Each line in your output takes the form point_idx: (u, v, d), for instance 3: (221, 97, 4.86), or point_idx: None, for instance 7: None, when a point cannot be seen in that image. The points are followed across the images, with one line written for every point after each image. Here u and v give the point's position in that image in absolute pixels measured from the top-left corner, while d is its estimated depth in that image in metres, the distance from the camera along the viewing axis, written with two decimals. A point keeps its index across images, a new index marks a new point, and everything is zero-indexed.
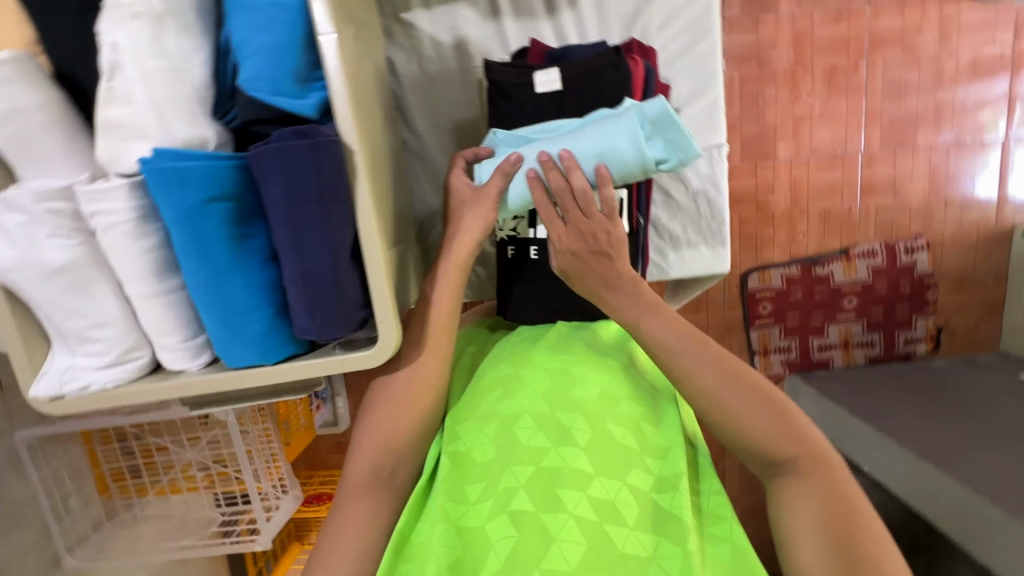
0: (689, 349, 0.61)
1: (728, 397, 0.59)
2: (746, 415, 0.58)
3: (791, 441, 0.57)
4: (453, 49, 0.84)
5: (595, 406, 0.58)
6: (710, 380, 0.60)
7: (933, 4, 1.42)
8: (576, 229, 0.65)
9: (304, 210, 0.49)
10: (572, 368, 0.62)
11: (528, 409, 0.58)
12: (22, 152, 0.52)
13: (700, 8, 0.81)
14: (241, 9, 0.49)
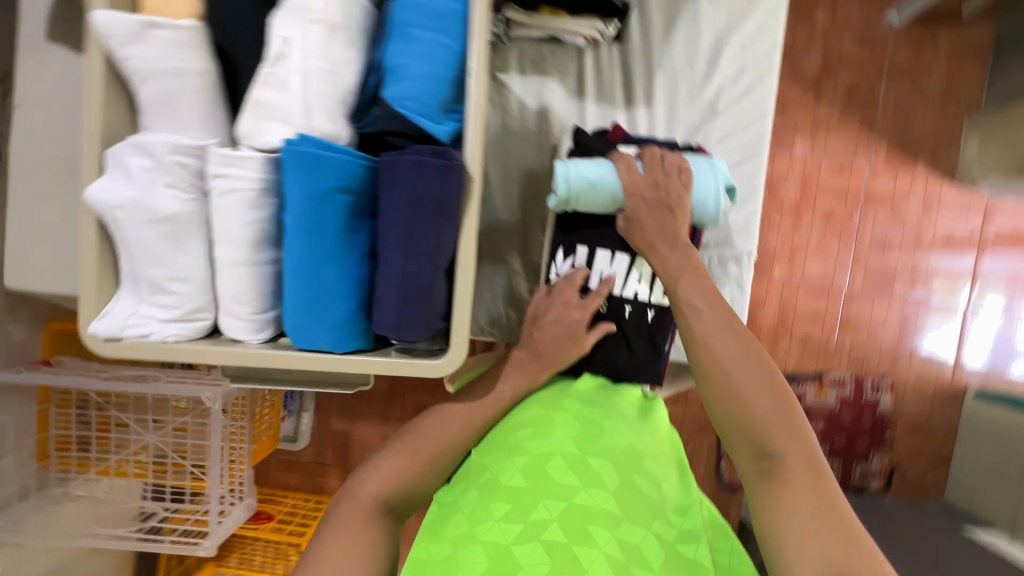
0: (712, 322, 0.62)
1: (738, 371, 0.58)
2: (752, 395, 0.56)
3: (790, 437, 0.55)
4: (536, 114, 0.94)
5: (623, 457, 0.61)
6: (726, 353, 0.59)
7: (920, 178, 1.66)
8: (653, 178, 0.74)
9: (421, 218, 0.53)
10: (601, 422, 0.66)
11: (560, 450, 0.60)
12: (168, 108, 0.56)
13: (754, 134, 0.93)
14: (411, 40, 0.56)
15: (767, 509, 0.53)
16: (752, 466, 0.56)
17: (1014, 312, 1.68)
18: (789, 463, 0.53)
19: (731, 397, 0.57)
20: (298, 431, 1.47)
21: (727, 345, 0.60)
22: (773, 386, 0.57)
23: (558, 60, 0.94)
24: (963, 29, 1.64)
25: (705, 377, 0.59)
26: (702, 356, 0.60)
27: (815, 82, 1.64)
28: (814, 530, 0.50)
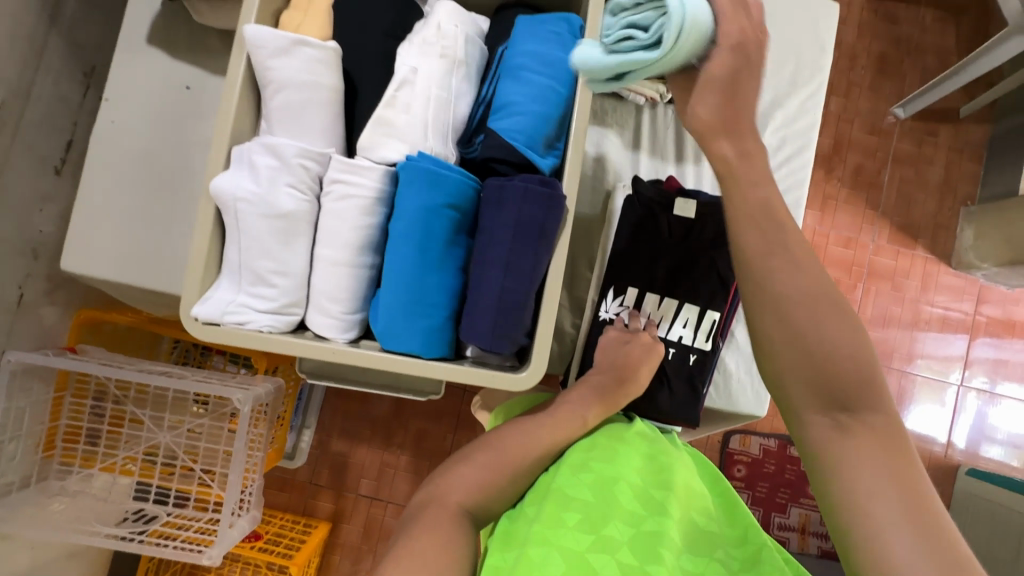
0: (783, 256, 0.46)
1: (809, 305, 0.45)
2: (826, 337, 0.44)
3: (863, 384, 0.45)
4: (594, 161, 1.00)
5: (683, 490, 0.63)
6: (795, 283, 0.46)
7: (919, 258, 1.77)
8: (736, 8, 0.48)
9: (524, 240, 0.58)
10: (661, 455, 0.68)
11: (626, 477, 0.62)
12: (295, 116, 0.61)
13: (792, 200, 1.01)
14: (523, 83, 0.62)
15: (845, 478, 0.44)
16: (819, 422, 0.46)
17: (1003, 395, 1.75)
18: (867, 417, 0.44)
19: (805, 351, 0.45)
20: (297, 448, 1.33)
21: (806, 287, 0.46)
22: (856, 336, 0.45)
23: (617, 114, 1.02)
24: (960, 129, 1.80)
25: (773, 327, 0.46)
26: (775, 303, 0.46)
27: (826, 160, 1.77)
28: (904, 504, 0.42)
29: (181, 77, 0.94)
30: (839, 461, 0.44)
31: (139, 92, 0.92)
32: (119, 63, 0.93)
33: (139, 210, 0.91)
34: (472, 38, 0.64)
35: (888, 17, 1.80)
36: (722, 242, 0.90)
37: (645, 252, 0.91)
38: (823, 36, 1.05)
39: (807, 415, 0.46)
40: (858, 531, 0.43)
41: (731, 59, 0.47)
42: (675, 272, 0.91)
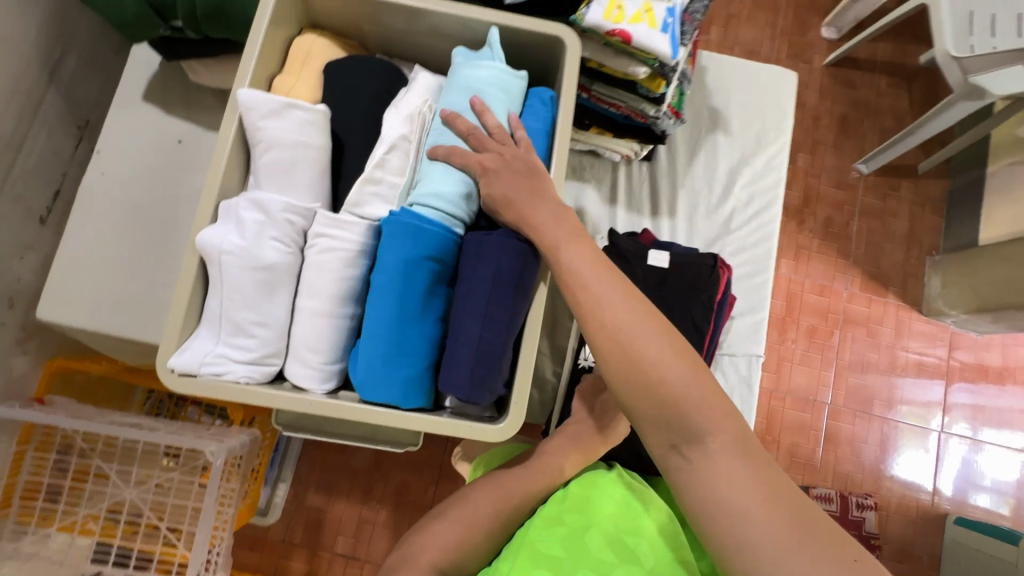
0: (609, 294, 0.54)
1: (636, 338, 0.52)
2: (655, 360, 0.51)
3: (699, 392, 0.51)
4: (574, 214, 1.05)
5: (660, 534, 0.61)
6: (619, 317, 0.53)
7: (892, 306, 1.83)
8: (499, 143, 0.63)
9: (503, 292, 0.60)
10: (638, 497, 0.67)
11: (597, 523, 0.61)
12: (281, 173, 0.63)
13: (763, 251, 1.05)
14: None
15: (698, 491, 0.49)
16: (667, 440, 0.51)
17: (984, 443, 1.77)
18: (705, 425, 0.50)
19: (637, 379, 0.51)
20: (273, 503, 1.28)
21: (626, 319, 0.53)
22: (679, 353, 0.52)
23: (595, 171, 1.07)
24: (920, 184, 1.91)
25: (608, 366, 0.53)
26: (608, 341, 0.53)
27: (797, 212, 1.86)
28: (762, 493, 0.47)
29: (173, 131, 0.97)
30: (693, 478, 0.49)
31: (132, 144, 0.95)
32: (114, 117, 0.96)
33: (123, 259, 0.91)
34: (452, 97, 0.67)
35: (846, 82, 1.94)
36: (696, 291, 0.91)
37: None
38: (784, 101, 1.13)
39: (655, 440, 0.53)
40: (717, 539, 0.47)
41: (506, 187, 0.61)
42: None
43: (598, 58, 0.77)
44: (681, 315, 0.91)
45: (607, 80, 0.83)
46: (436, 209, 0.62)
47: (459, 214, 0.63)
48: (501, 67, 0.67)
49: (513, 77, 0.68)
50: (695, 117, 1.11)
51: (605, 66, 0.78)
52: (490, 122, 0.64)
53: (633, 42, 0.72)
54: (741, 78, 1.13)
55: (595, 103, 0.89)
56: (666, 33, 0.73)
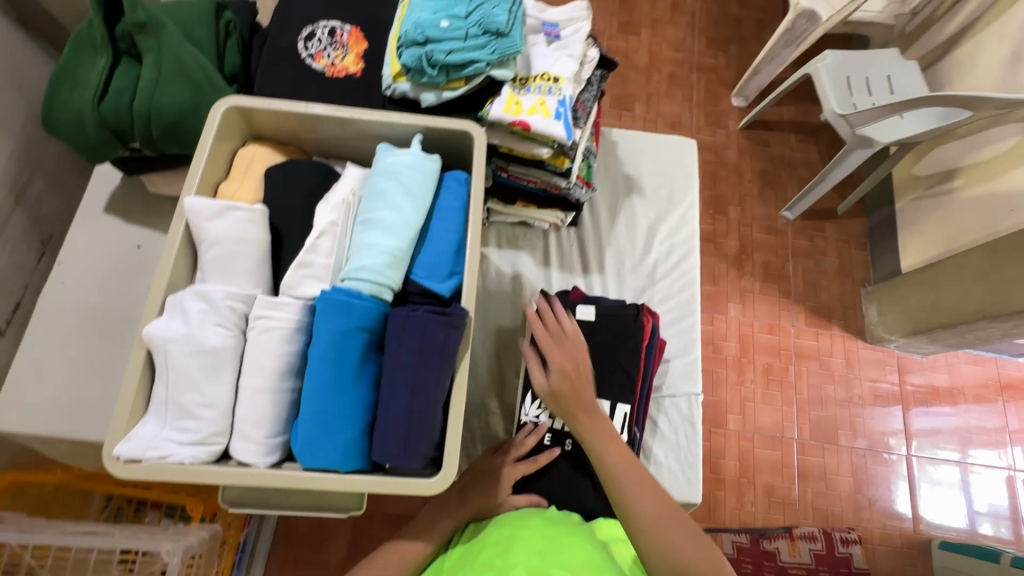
0: (642, 485, 0.80)
1: (664, 524, 0.76)
2: (679, 542, 0.74)
3: (705, 561, 0.73)
4: (511, 279, 1.15)
5: (577, 563, 0.72)
6: (652, 511, 0.77)
7: (838, 337, 1.94)
8: (564, 350, 0.92)
9: (429, 358, 0.66)
10: (563, 536, 0.78)
11: (521, 561, 0.71)
12: (225, 265, 0.70)
13: (687, 296, 1.16)
14: (426, 230, 0.76)
15: None
16: None
17: (951, 463, 1.81)
18: None
19: (661, 548, 0.74)
20: None
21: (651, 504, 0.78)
22: (694, 535, 0.76)
23: (527, 239, 1.18)
24: (842, 224, 2.09)
25: (645, 544, 0.75)
26: (640, 522, 0.76)
27: (736, 260, 2.00)
28: None
29: (132, 238, 1.04)
30: None
31: (93, 253, 1.02)
32: (77, 230, 1.03)
33: (87, 362, 0.95)
34: (375, 183, 0.76)
35: (760, 141, 2.16)
36: (623, 340, 1.00)
37: None
38: (688, 162, 1.28)
39: None
40: None
41: (566, 383, 0.89)
42: None
43: (507, 143, 0.90)
44: (609, 362, 0.99)
45: (520, 161, 0.96)
46: (367, 284, 0.68)
47: (390, 284, 0.69)
48: (416, 155, 0.77)
49: (426, 160, 0.77)
50: (612, 183, 1.24)
51: (514, 149, 0.91)
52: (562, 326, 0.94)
53: (532, 129, 0.85)
54: (649, 146, 1.28)
55: (515, 180, 1.02)
56: (560, 120, 0.86)
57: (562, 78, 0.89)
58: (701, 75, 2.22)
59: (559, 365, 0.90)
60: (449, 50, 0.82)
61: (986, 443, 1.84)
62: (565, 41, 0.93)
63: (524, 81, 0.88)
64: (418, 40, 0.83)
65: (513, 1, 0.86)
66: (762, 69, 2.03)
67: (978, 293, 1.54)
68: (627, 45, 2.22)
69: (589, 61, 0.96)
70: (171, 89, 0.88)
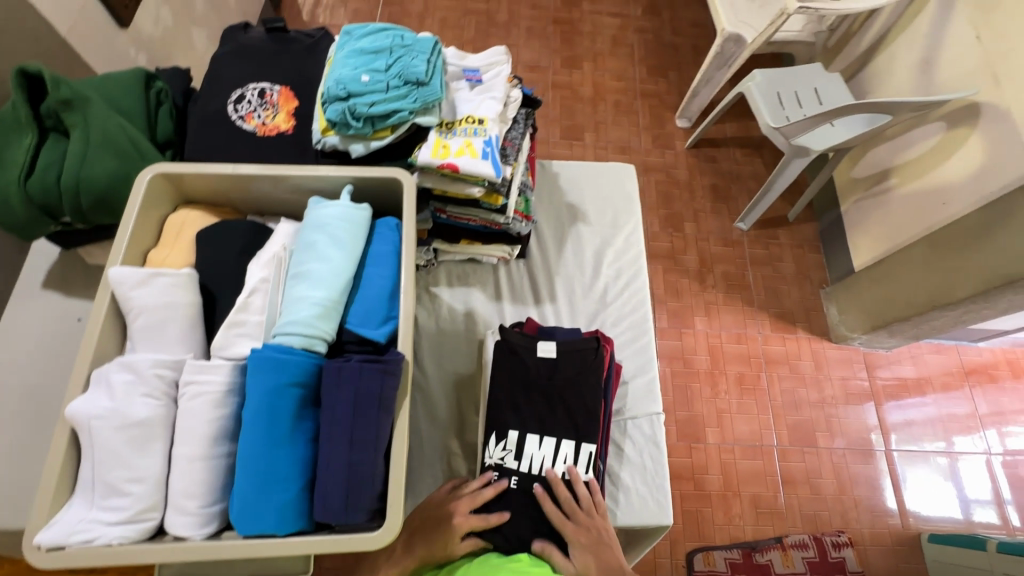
0: None
1: None
2: None
3: None
4: (464, 316, 1.15)
5: None
6: None
7: (804, 340, 1.97)
8: (582, 523, 0.90)
9: (365, 411, 0.65)
10: None
11: None
12: (153, 333, 0.69)
13: (639, 317, 1.17)
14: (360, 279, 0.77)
15: None
16: None
17: (929, 454, 1.83)
18: None
19: None
20: None
21: None
22: None
23: (478, 275, 1.20)
24: (795, 230, 2.15)
25: None
26: None
27: (697, 274, 2.04)
28: None
29: (73, 311, 1.02)
30: None
31: (31, 330, 1.00)
32: (12, 308, 1.01)
33: (26, 445, 0.91)
34: (305, 236, 0.76)
35: (708, 158, 2.24)
36: (585, 375, 0.98)
37: (517, 391, 0.99)
38: (629, 187, 1.32)
39: None
40: None
41: (593, 560, 0.87)
42: (544, 408, 0.98)
43: (440, 186, 0.92)
44: (571, 399, 0.98)
45: (457, 202, 0.98)
46: (298, 338, 0.68)
47: (323, 337, 0.69)
48: (346, 205, 0.78)
49: (356, 210, 0.78)
50: (557, 213, 1.28)
51: (447, 190, 0.93)
52: (580, 493, 0.92)
53: (461, 170, 0.87)
54: (590, 175, 1.32)
55: (455, 220, 1.04)
56: (488, 159, 0.89)
57: (486, 119, 0.93)
58: (644, 101, 2.31)
59: (579, 541, 0.88)
60: (371, 102, 0.85)
61: (959, 430, 1.86)
62: (487, 84, 0.98)
63: (450, 125, 0.92)
64: (342, 95, 0.86)
65: (432, 52, 0.92)
66: (700, 90, 2.13)
67: (926, 284, 1.59)
68: (572, 78, 2.31)
69: (513, 100, 1.00)
70: (98, 159, 0.87)
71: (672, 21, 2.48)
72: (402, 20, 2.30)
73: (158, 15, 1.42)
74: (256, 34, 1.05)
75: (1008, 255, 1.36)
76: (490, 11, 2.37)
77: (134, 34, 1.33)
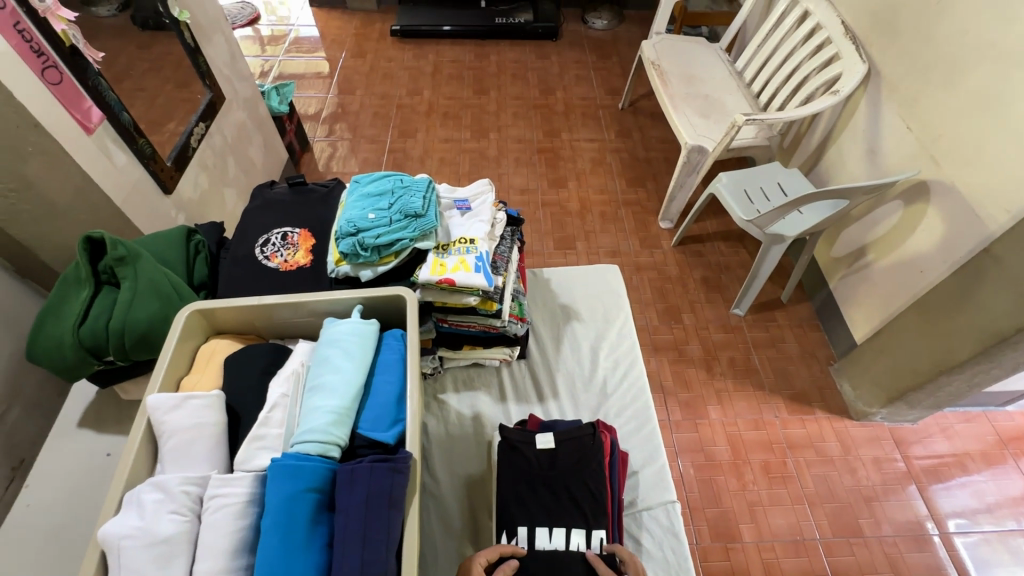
0: None
1: None
2: None
3: None
4: (471, 419, 1.20)
5: None
6: None
7: (823, 420, 1.94)
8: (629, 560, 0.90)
9: (376, 511, 0.69)
10: None
11: None
12: (180, 452, 0.76)
13: (641, 406, 1.22)
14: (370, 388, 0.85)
15: None
16: None
17: (991, 535, 1.70)
18: None
19: None
20: None
21: None
22: None
23: (482, 378, 1.27)
24: (791, 311, 2.22)
25: None
26: None
27: (703, 362, 2.08)
28: None
29: (103, 447, 1.08)
30: None
31: (61, 470, 1.05)
32: (48, 449, 1.07)
33: None
34: (320, 352, 0.86)
35: (695, 252, 2.40)
36: (586, 463, 1.00)
37: (521, 486, 1.00)
38: (615, 285, 1.43)
39: None
40: None
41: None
42: (551, 500, 0.98)
43: (440, 298, 1.04)
44: (574, 488, 0.99)
45: (457, 311, 1.09)
46: (316, 447, 0.74)
47: (337, 444, 0.75)
48: (356, 321, 0.88)
49: (365, 325, 0.88)
50: (551, 313, 1.38)
51: (447, 302, 1.04)
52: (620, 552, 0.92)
53: (457, 283, 0.99)
54: (578, 278, 1.44)
55: (457, 328, 1.13)
56: (480, 271, 1.01)
57: (477, 239, 1.07)
58: (628, 209, 2.53)
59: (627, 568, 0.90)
60: (377, 234, 1.00)
61: (1014, 505, 1.74)
62: (475, 210, 1.14)
63: (446, 246, 1.05)
64: (351, 231, 1.01)
65: (426, 190, 1.10)
66: (676, 195, 2.35)
67: (926, 350, 1.61)
68: (560, 197, 2.57)
69: (498, 221, 1.16)
70: (143, 304, 1.00)
71: (643, 140, 2.81)
72: (406, 163, 2.63)
73: (197, 181, 1.67)
74: (280, 188, 1.24)
75: (995, 312, 1.41)
76: (481, 149, 2.72)
77: (176, 198, 1.57)
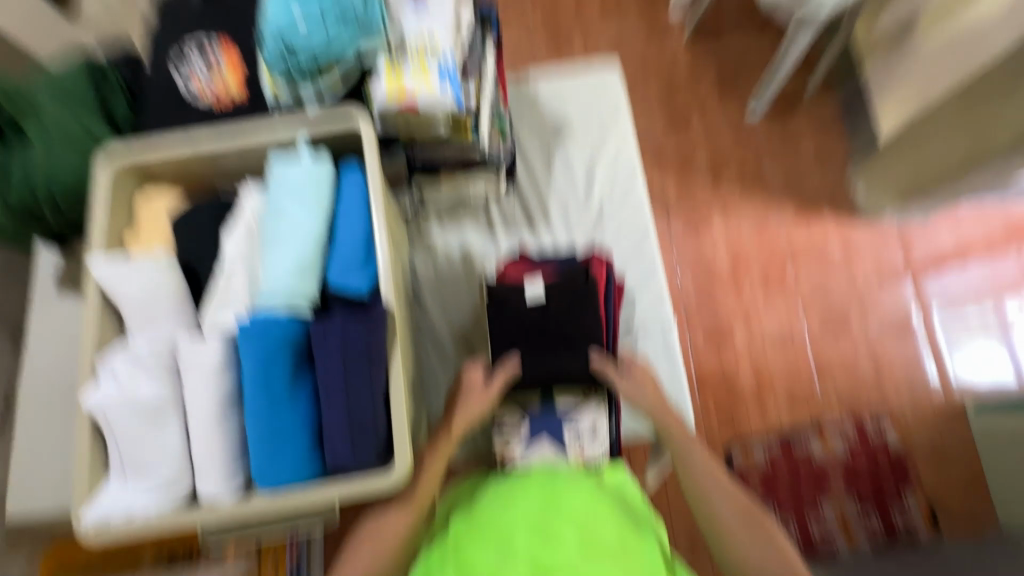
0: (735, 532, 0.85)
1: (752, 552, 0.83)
2: (746, 547, 0.84)
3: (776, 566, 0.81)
4: (460, 255, 1.14)
5: (584, 521, 0.81)
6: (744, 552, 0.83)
7: (830, 224, 1.86)
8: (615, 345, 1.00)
9: (356, 365, 0.68)
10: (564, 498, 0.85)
11: (522, 530, 0.81)
12: (141, 316, 0.72)
13: (639, 229, 1.15)
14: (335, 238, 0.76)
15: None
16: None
17: (977, 322, 1.75)
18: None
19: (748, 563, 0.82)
20: None
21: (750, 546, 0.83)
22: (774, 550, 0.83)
23: (469, 211, 1.17)
24: (814, 106, 1.97)
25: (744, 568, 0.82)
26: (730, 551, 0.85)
27: (710, 173, 1.93)
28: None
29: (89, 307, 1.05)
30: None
31: (54, 331, 1.04)
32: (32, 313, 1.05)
33: None
34: (270, 199, 0.75)
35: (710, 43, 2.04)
36: (578, 307, 0.98)
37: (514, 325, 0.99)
38: (614, 93, 1.23)
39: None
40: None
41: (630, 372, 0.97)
42: (543, 343, 0.98)
43: (402, 124, 0.87)
44: (568, 330, 0.98)
45: (426, 140, 0.94)
46: (282, 307, 0.69)
47: (305, 303, 0.70)
48: (306, 163, 0.75)
49: (317, 166, 0.75)
50: (541, 131, 1.21)
51: (412, 128, 0.88)
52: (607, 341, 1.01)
53: (420, 106, 0.83)
54: (573, 87, 1.23)
55: (432, 163, 1.02)
56: (446, 88, 0.84)
57: (438, 43, 0.86)
58: None
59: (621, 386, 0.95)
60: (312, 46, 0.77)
61: (1008, 292, 1.76)
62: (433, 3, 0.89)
63: (400, 55, 0.85)
64: (278, 41, 0.77)
65: None
66: None
67: (958, 143, 1.45)
68: None
69: (466, 22, 0.94)
70: (62, 155, 0.87)
71: None
72: None
73: None
74: None
75: None
76: None
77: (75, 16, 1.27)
